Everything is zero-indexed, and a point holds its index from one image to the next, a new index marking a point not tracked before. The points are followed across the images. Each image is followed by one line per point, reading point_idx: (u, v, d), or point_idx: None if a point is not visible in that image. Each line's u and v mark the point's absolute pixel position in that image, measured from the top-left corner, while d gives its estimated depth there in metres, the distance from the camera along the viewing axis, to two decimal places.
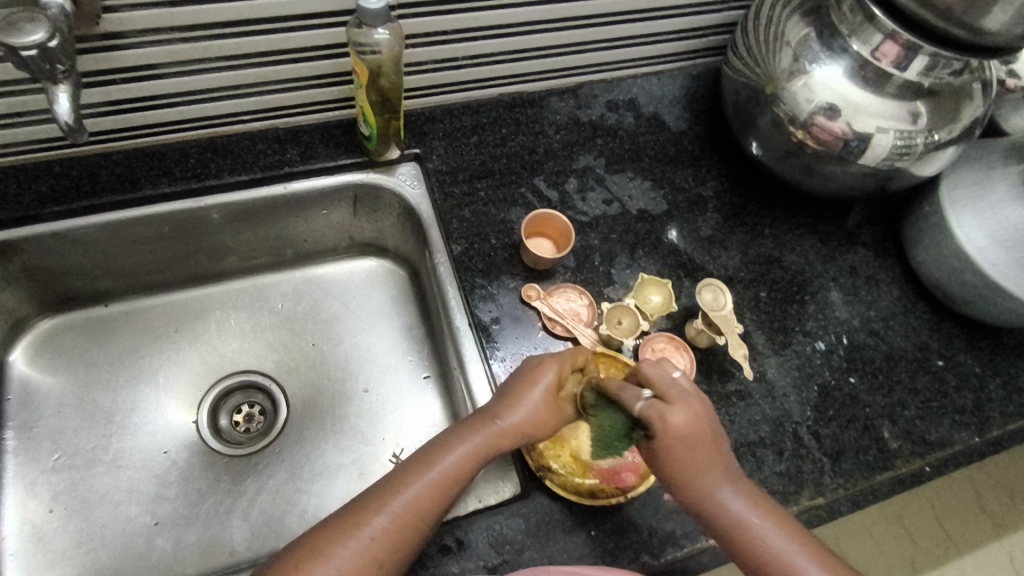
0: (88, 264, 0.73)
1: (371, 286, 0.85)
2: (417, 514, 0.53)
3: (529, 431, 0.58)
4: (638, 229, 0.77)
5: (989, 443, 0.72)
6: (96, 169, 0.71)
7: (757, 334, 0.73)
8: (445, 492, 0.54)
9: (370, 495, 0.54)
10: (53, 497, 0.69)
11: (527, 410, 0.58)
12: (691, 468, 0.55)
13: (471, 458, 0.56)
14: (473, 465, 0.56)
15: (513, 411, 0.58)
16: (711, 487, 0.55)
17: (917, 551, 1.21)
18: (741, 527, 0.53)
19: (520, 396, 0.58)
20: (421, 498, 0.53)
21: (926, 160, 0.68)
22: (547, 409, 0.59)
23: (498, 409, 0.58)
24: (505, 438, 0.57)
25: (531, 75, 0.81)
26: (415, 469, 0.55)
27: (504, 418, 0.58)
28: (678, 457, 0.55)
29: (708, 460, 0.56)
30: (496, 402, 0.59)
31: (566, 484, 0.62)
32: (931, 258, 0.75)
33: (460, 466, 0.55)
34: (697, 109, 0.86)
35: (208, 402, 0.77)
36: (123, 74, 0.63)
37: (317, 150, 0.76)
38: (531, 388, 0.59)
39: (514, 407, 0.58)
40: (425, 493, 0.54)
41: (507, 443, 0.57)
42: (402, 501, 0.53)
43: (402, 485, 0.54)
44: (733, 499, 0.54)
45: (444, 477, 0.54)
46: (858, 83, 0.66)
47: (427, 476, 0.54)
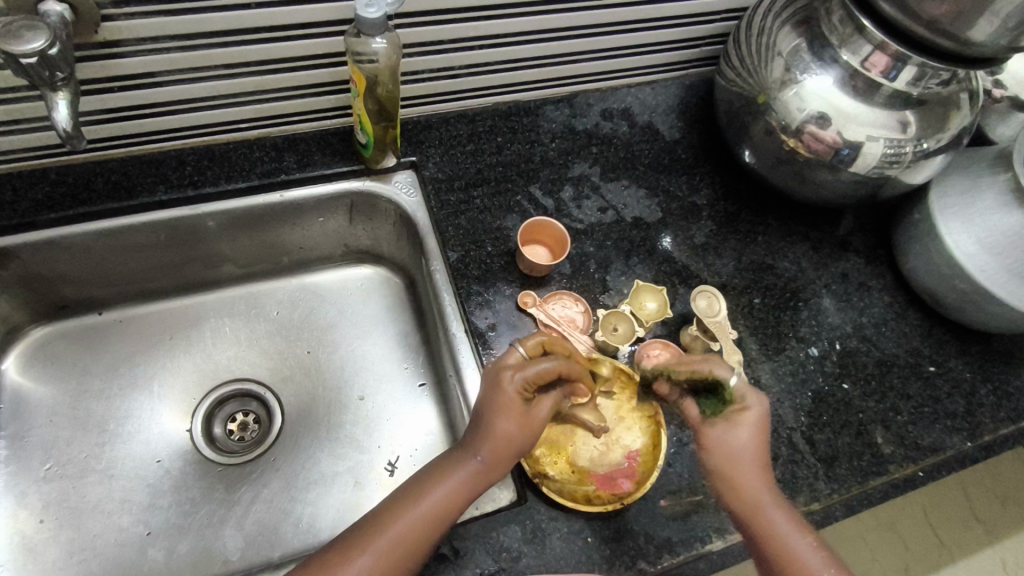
0: (83, 272, 0.73)
1: (367, 294, 0.85)
2: (399, 555, 0.52)
3: (506, 457, 0.57)
4: (633, 237, 0.78)
5: (981, 448, 0.72)
6: (91, 176, 0.71)
7: (751, 341, 0.74)
8: (428, 531, 0.54)
9: (353, 534, 0.54)
10: (45, 507, 0.68)
11: (499, 436, 0.57)
12: (740, 471, 0.58)
13: (453, 497, 0.55)
14: (455, 503, 0.55)
15: (487, 441, 0.57)
16: (758, 496, 0.57)
17: (910, 557, 1.21)
18: (778, 537, 0.55)
19: (490, 424, 0.57)
20: (403, 538, 0.53)
21: (915, 169, 0.69)
22: (518, 429, 0.57)
23: (473, 441, 0.57)
24: (485, 472, 0.56)
25: (527, 84, 0.82)
26: (396, 507, 0.54)
27: (482, 451, 0.56)
28: (730, 462, 0.58)
29: (760, 468, 0.58)
30: (472, 434, 0.58)
31: (562, 491, 0.61)
32: (921, 265, 0.76)
33: (442, 505, 0.54)
34: (690, 118, 0.87)
35: (203, 410, 0.77)
36: (120, 82, 0.63)
37: (314, 158, 0.76)
38: (498, 411, 0.57)
39: (487, 437, 0.57)
40: (406, 533, 0.53)
41: (489, 474, 0.57)
42: (384, 541, 0.52)
43: (382, 524, 0.53)
44: (774, 508, 0.57)
45: (425, 517, 0.54)
46: (849, 92, 0.68)
47: (408, 515, 0.54)
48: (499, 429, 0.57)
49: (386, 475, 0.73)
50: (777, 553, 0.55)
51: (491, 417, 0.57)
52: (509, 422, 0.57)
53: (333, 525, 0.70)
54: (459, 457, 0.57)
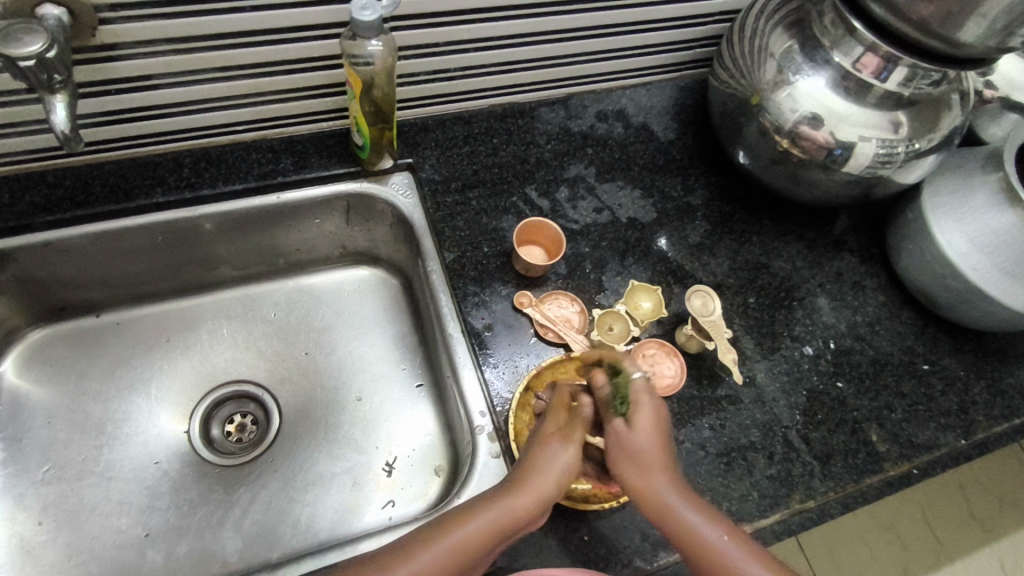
0: (81, 274, 0.73)
1: (364, 295, 0.85)
2: None
3: (553, 500, 0.55)
4: (629, 237, 0.78)
5: (975, 445, 0.73)
6: (89, 179, 0.71)
7: (746, 340, 0.74)
8: (465, 561, 0.51)
9: (389, 551, 0.51)
10: (43, 509, 0.68)
11: (554, 477, 0.55)
12: (641, 474, 0.55)
13: (497, 528, 0.52)
14: (498, 536, 0.52)
15: (543, 479, 0.55)
16: (666, 496, 0.54)
17: (908, 556, 1.22)
18: (689, 533, 0.53)
19: (547, 461, 0.56)
20: (439, 565, 0.50)
21: (907, 168, 0.70)
22: (569, 472, 0.56)
23: (526, 475, 0.55)
24: (533, 508, 0.54)
25: (522, 86, 0.83)
26: (439, 530, 0.52)
27: (531, 484, 0.54)
28: (634, 466, 0.56)
29: (661, 465, 0.56)
30: (523, 468, 0.56)
31: None
32: (914, 264, 0.77)
33: (485, 535, 0.52)
34: (685, 119, 0.88)
35: (201, 412, 0.77)
36: (117, 85, 0.64)
37: (310, 160, 0.77)
38: (553, 449, 0.57)
39: (543, 474, 0.55)
40: (443, 560, 0.51)
41: (536, 511, 0.54)
42: (421, 564, 0.50)
43: (422, 547, 0.51)
44: (685, 506, 0.54)
45: (465, 545, 0.51)
46: (840, 93, 0.68)
47: (449, 540, 0.51)
48: (553, 467, 0.56)
49: (384, 476, 0.74)
50: (697, 551, 0.52)
51: (550, 455, 0.56)
52: (565, 463, 0.56)
53: (331, 525, 0.71)
54: (507, 487, 0.55)
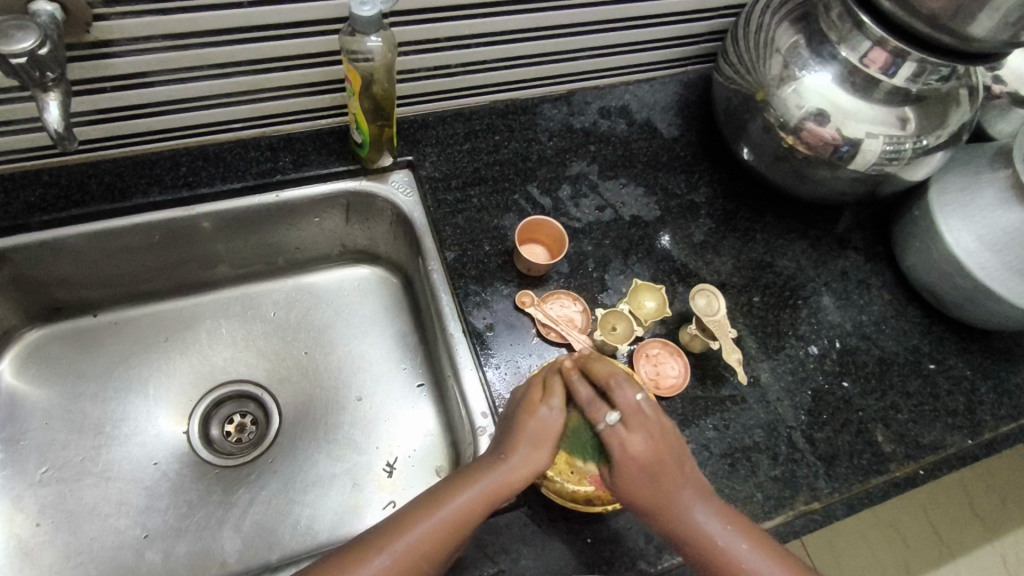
0: (77, 274, 0.73)
1: (364, 294, 0.84)
2: (425, 553, 0.52)
3: (535, 466, 0.57)
4: (632, 235, 0.77)
5: (981, 446, 0.72)
6: (85, 177, 0.70)
7: (750, 340, 0.74)
8: (451, 534, 0.53)
9: (376, 532, 0.53)
10: (41, 510, 0.68)
11: (530, 439, 0.58)
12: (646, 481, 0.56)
13: (480, 500, 0.54)
14: (481, 508, 0.54)
15: (519, 446, 0.57)
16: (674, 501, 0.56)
17: (910, 555, 1.21)
18: (705, 538, 0.54)
19: (523, 424, 0.58)
20: (426, 540, 0.52)
21: (914, 166, 0.69)
22: (550, 433, 0.58)
23: (504, 446, 0.57)
24: (517, 474, 0.56)
25: (523, 82, 0.81)
26: (421, 508, 0.54)
27: (513, 451, 0.57)
28: (640, 476, 0.56)
29: (669, 470, 0.57)
30: (503, 440, 0.58)
31: (563, 492, 0.60)
32: (921, 262, 0.76)
33: (470, 507, 0.54)
34: (688, 115, 0.87)
35: (200, 412, 0.76)
36: (113, 83, 0.63)
37: (309, 158, 0.76)
38: (533, 416, 0.59)
39: (518, 439, 0.57)
40: (428, 536, 0.52)
41: (522, 478, 0.56)
42: (405, 542, 0.52)
43: (405, 524, 0.53)
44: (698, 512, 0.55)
45: (449, 519, 0.53)
46: (846, 89, 0.67)
47: (433, 517, 0.53)
48: (529, 430, 0.58)
49: (385, 476, 0.73)
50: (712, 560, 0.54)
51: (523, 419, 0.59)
52: (543, 424, 0.58)
53: (331, 527, 0.70)
54: (488, 461, 0.57)
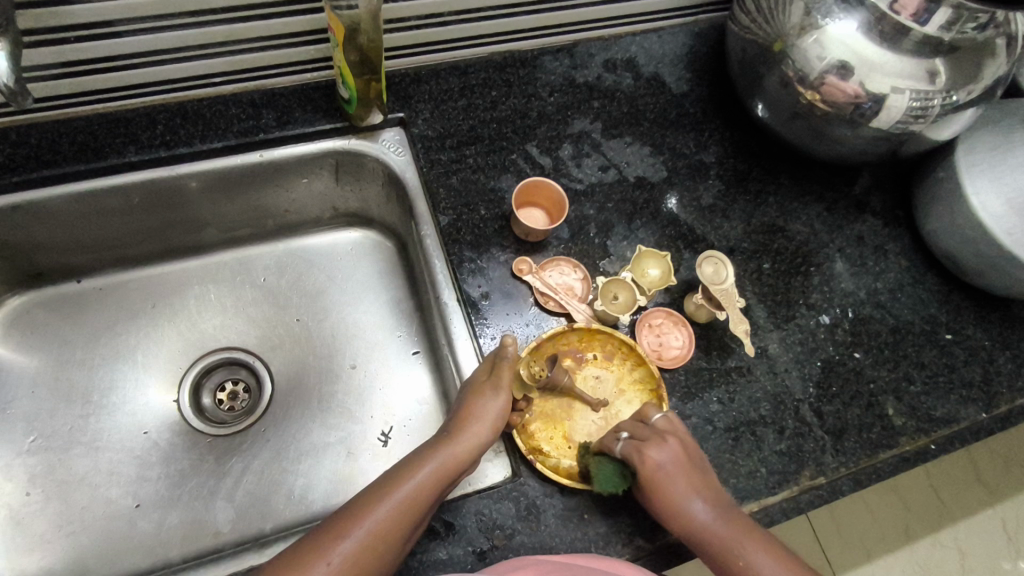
0: (56, 238, 0.69)
1: (357, 258, 0.81)
2: (386, 535, 0.50)
3: (486, 441, 0.56)
4: (636, 198, 0.73)
5: (996, 419, 0.70)
6: (57, 136, 0.66)
7: (758, 309, 0.70)
8: (410, 515, 0.51)
9: (332, 521, 0.51)
10: (30, 479, 0.67)
11: (481, 417, 0.57)
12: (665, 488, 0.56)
13: (434, 479, 0.53)
14: (438, 484, 0.53)
15: (469, 424, 0.57)
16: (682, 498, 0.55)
17: (911, 518, 1.20)
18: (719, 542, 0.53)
19: (472, 405, 0.57)
20: (385, 520, 0.50)
21: (941, 124, 0.64)
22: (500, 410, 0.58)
23: (452, 426, 0.57)
24: (469, 448, 0.55)
25: (523, 32, 0.76)
26: (376, 494, 0.52)
27: (464, 428, 0.56)
28: (665, 485, 0.56)
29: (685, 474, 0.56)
30: (451, 421, 0.58)
31: (555, 467, 0.60)
32: (943, 227, 0.71)
33: (423, 487, 0.53)
34: (699, 69, 0.81)
35: (189, 380, 0.74)
36: (77, 32, 0.58)
37: (294, 115, 0.71)
38: (483, 391, 0.58)
39: (468, 418, 0.57)
40: (387, 519, 0.50)
41: (474, 451, 0.56)
42: (366, 526, 0.50)
43: (362, 510, 0.51)
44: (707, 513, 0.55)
45: (405, 501, 0.51)
46: (873, 38, 0.61)
47: (390, 500, 0.51)
48: (479, 410, 0.57)
49: (379, 446, 0.71)
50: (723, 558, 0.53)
51: (472, 400, 0.58)
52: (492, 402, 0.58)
53: (325, 497, 0.69)
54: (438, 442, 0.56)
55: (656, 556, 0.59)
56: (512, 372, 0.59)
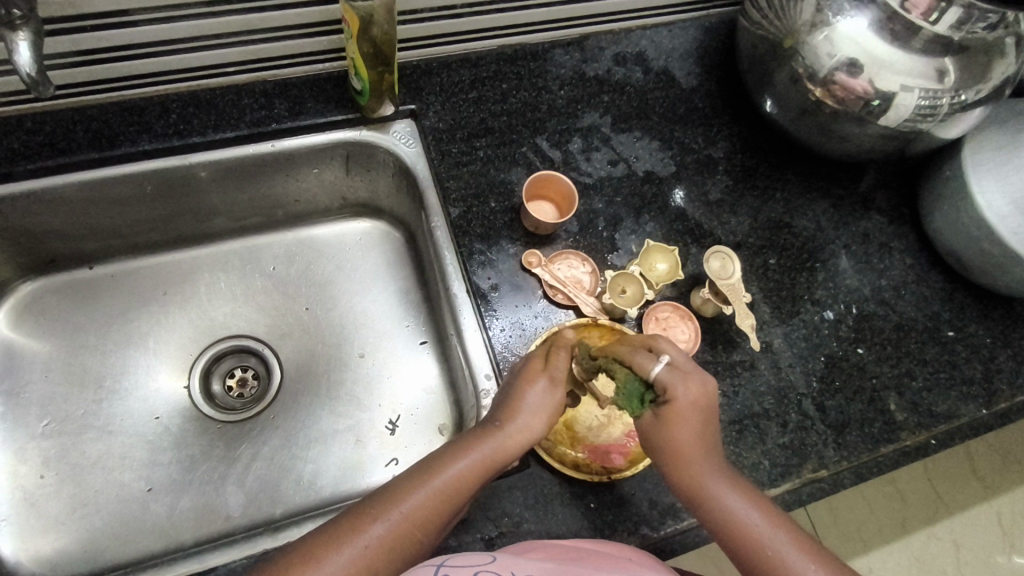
0: (69, 225, 0.70)
1: (366, 248, 0.82)
2: (420, 521, 0.50)
3: (532, 435, 0.56)
4: (644, 192, 0.74)
5: (996, 416, 0.71)
6: (72, 123, 0.67)
7: (764, 304, 0.71)
8: (446, 503, 0.51)
9: (369, 501, 0.51)
10: (45, 462, 0.68)
11: (530, 407, 0.56)
12: (685, 452, 0.52)
13: (477, 468, 0.53)
14: (478, 475, 0.53)
15: (518, 413, 0.56)
16: (710, 484, 0.51)
17: (907, 512, 1.22)
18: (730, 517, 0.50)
19: (521, 393, 0.57)
20: (421, 506, 0.51)
21: (949, 123, 0.64)
22: (547, 400, 0.57)
23: (501, 414, 0.56)
24: (513, 442, 0.55)
25: (534, 25, 0.76)
26: (416, 478, 0.52)
27: (510, 420, 0.55)
28: (681, 453, 0.52)
29: (705, 455, 0.52)
30: (500, 407, 0.57)
31: (552, 450, 0.61)
32: (948, 226, 0.72)
33: (465, 474, 0.52)
34: (709, 64, 0.82)
35: (200, 367, 0.75)
36: (93, 21, 0.59)
37: (307, 106, 0.72)
38: (533, 383, 0.57)
39: (518, 407, 0.56)
40: (424, 506, 0.51)
41: (517, 445, 0.55)
42: (402, 511, 0.50)
43: (399, 493, 0.51)
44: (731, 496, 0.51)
45: (445, 488, 0.51)
46: (884, 36, 0.62)
47: (429, 485, 0.52)
48: (529, 399, 0.56)
49: (387, 434, 0.73)
50: (745, 544, 0.49)
51: (523, 388, 0.57)
52: (542, 393, 0.57)
53: (334, 483, 0.70)
54: (485, 430, 0.55)
55: (660, 545, 0.60)
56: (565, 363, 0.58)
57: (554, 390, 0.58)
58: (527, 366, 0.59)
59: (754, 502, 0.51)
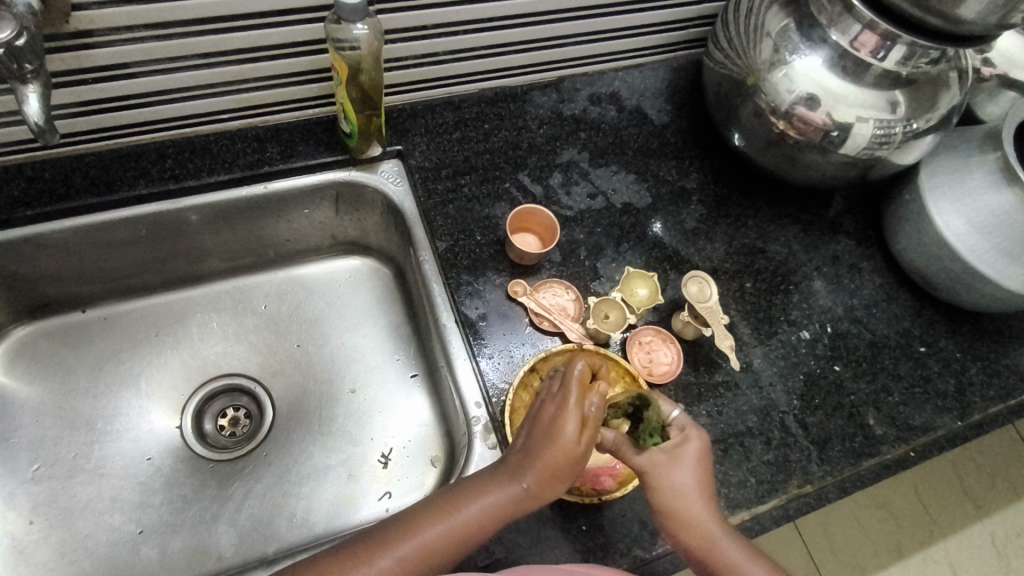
0: (64, 269, 0.72)
1: (355, 285, 0.84)
2: (430, 557, 0.52)
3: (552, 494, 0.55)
4: (623, 223, 0.77)
5: (971, 427, 0.73)
6: (71, 170, 0.69)
7: (742, 326, 0.74)
8: (456, 544, 0.53)
9: (378, 532, 0.53)
10: (34, 508, 0.67)
11: (558, 466, 0.54)
12: (679, 493, 0.56)
13: (492, 513, 0.53)
14: (494, 520, 0.53)
15: (542, 468, 0.54)
16: (716, 541, 0.55)
17: (901, 535, 1.22)
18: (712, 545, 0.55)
19: (549, 447, 0.54)
20: (429, 547, 0.52)
21: (904, 149, 0.69)
22: (575, 455, 0.54)
23: (527, 463, 0.54)
24: (534, 496, 0.54)
25: (513, 69, 0.81)
26: (432, 511, 0.53)
27: (535, 476, 0.54)
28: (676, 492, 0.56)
29: (709, 513, 0.56)
30: (528, 453, 0.55)
31: None
32: (912, 246, 0.76)
33: (480, 514, 0.53)
34: (679, 101, 0.87)
35: (192, 407, 0.76)
36: (95, 74, 0.62)
37: (298, 149, 0.75)
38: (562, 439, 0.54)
39: (545, 461, 0.54)
40: (436, 543, 0.52)
41: (536, 499, 0.54)
42: (410, 548, 0.52)
43: (415, 525, 0.53)
44: (733, 550, 0.55)
45: (457, 529, 0.53)
46: (837, 73, 0.67)
47: (441, 524, 0.53)
48: (549, 458, 0.53)
49: (380, 468, 0.73)
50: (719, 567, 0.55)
51: (554, 442, 0.54)
52: (570, 452, 0.54)
53: (327, 519, 0.70)
54: (508, 473, 0.55)
55: (653, 566, 0.61)
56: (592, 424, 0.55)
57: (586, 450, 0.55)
58: (554, 414, 0.55)
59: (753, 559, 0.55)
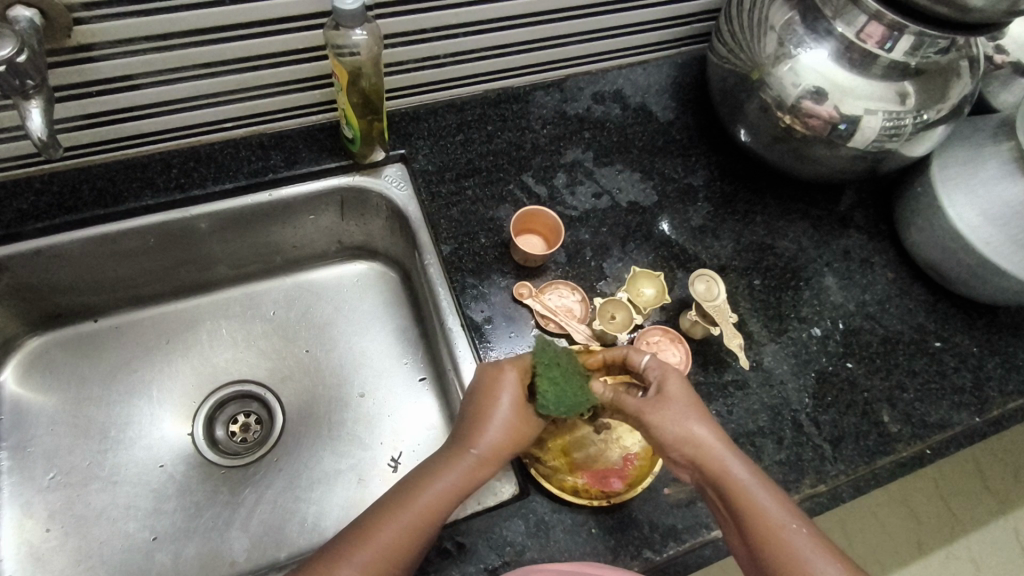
0: (74, 280, 0.72)
1: (363, 289, 0.84)
2: (394, 552, 0.51)
3: (502, 455, 0.57)
4: (629, 222, 0.76)
5: (989, 423, 0.71)
6: (78, 182, 0.70)
7: (753, 323, 0.73)
8: (419, 534, 0.52)
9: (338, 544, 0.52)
10: (50, 516, 0.68)
11: (501, 430, 0.57)
12: (702, 445, 0.55)
13: (450, 492, 0.54)
14: (453, 499, 0.54)
15: (485, 435, 0.56)
16: (735, 475, 0.54)
17: (922, 532, 1.20)
18: (739, 490, 0.54)
19: (487, 416, 0.57)
20: (393, 543, 0.51)
21: (914, 141, 0.67)
22: (512, 425, 0.58)
23: (470, 437, 0.57)
24: (486, 463, 0.56)
25: (515, 70, 0.80)
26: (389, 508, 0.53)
27: (479, 445, 0.56)
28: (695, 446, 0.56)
29: (725, 449, 0.56)
30: (469, 427, 0.57)
31: (550, 476, 0.62)
32: (925, 240, 0.74)
33: (431, 508, 0.53)
34: (685, 98, 0.86)
35: (204, 414, 0.76)
36: (98, 86, 0.62)
37: (302, 155, 0.75)
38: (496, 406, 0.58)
39: (485, 429, 0.57)
40: (399, 538, 0.52)
41: (490, 465, 0.56)
42: (373, 548, 0.51)
43: (375, 529, 0.52)
44: (748, 478, 0.54)
45: (417, 517, 0.53)
46: (845, 65, 0.66)
47: (401, 519, 0.52)
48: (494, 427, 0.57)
49: (389, 472, 0.73)
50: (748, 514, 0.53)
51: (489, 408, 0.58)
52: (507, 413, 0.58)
53: (337, 524, 0.70)
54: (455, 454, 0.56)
55: (663, 568, 0.61)
56: (517, 395, 0.58)
57: (519, 405, 0.58)
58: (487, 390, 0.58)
59: (778, 498, 0.53)
